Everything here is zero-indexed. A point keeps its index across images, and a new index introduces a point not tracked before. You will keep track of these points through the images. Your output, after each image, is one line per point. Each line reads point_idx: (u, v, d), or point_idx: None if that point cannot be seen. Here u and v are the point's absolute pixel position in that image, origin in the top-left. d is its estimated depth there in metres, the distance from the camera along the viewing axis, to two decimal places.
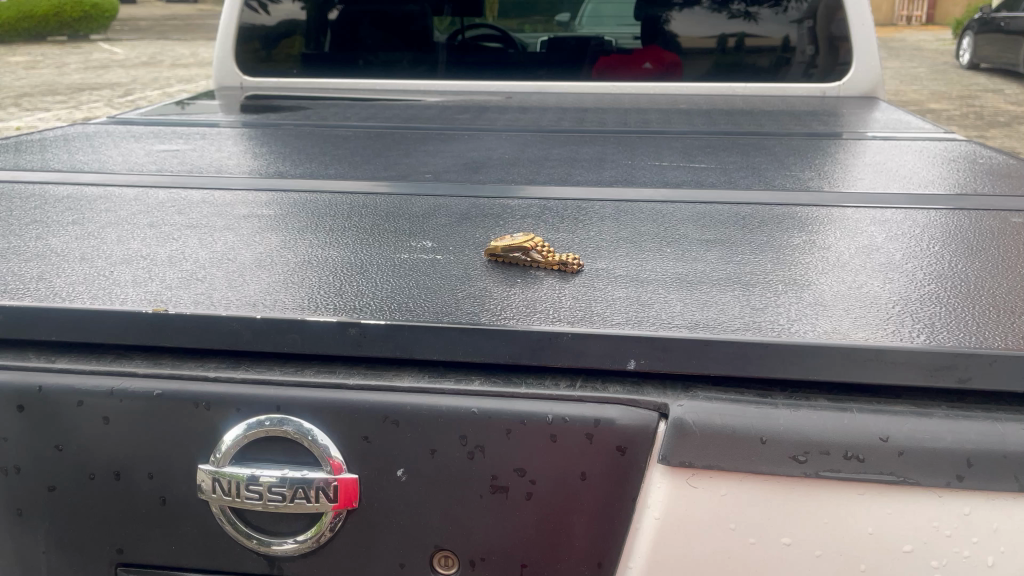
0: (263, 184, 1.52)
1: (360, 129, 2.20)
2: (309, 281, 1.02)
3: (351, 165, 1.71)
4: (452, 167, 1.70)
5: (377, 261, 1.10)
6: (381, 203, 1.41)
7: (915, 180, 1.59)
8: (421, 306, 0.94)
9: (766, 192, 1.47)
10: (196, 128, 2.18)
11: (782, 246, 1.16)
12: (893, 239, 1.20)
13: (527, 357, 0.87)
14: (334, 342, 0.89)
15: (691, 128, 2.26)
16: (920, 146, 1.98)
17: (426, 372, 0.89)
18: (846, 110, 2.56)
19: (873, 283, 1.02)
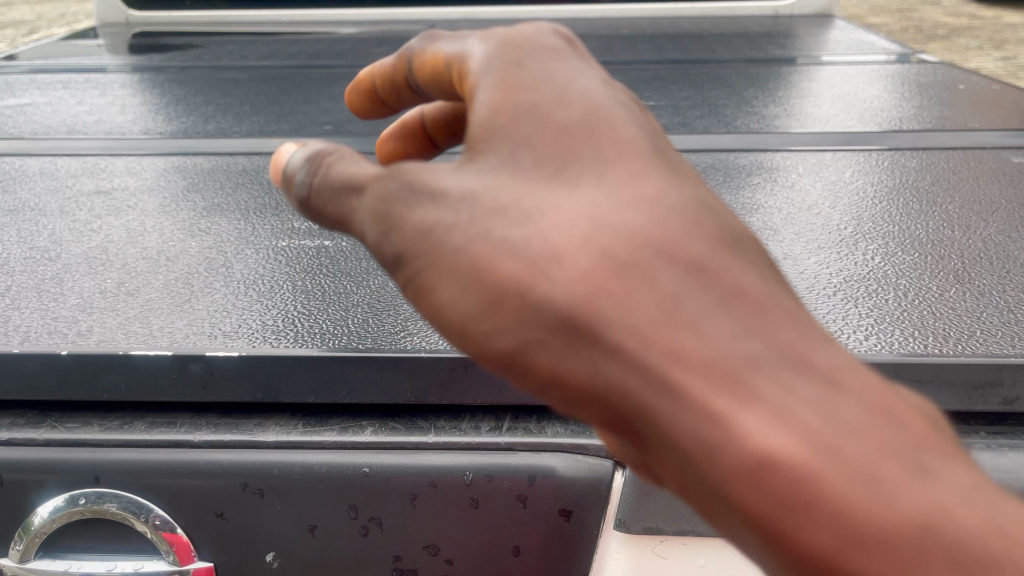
0: (122, 149, 1.24)
1: (258, 69, 1.92)
2: (148, 293, 0.77)
3: (238, 117, 1.44)
4: (358, 114, 1.44)
5: (247, 254, 0.86)
6: (266, 166, 1.15)
7: (893, 113, 1.39)
8: (293, 325, 0.70)
9: (727, 136, 1.25)
10: (62, 75, 1.87)
11: (754, 209, 0.94)
12: (886, 192, 0.99)
13: (436, 394, 0.65)
14: (172, 383, 0.66)
15: (635, 56, 2.02)
16: (888, 71, 1.78)
17: (302, 417, 0.67)
18: (802, 30, 2.34)
19: (875, 258, 0.81)
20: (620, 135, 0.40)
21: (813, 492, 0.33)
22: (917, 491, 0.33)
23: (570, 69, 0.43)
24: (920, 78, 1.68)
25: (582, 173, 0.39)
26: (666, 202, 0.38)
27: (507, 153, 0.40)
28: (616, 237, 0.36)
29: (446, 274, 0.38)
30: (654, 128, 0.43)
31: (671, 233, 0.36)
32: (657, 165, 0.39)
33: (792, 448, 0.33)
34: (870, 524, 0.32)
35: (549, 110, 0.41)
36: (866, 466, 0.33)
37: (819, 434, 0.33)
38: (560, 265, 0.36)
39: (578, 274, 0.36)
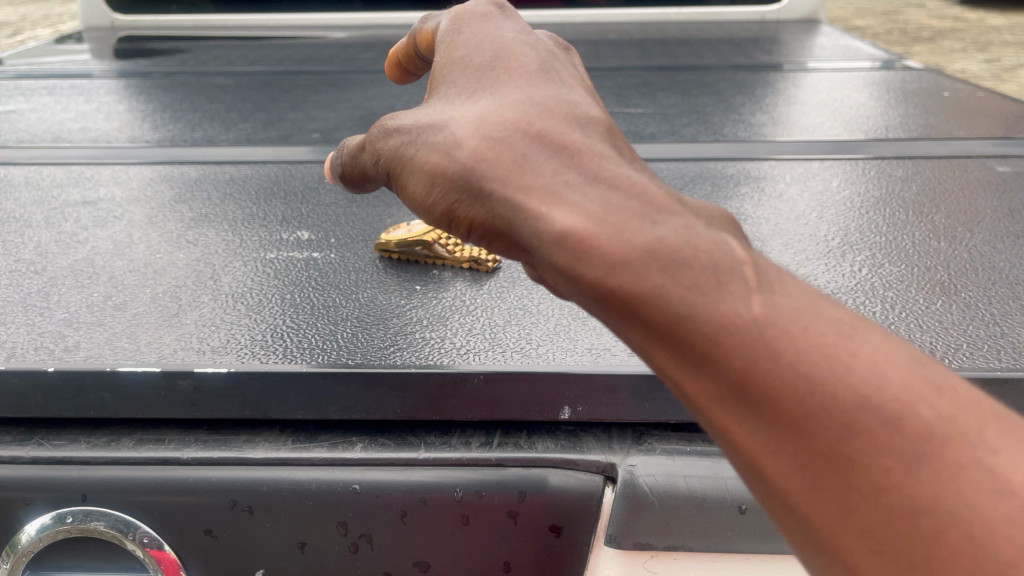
0: (108, 157, 1.24)
1: (245, 75, 1.91)
2: (136, 307, 0.77)
3: (225, 124, 1.44)
4: (346, 122, 1.44)
5: (235, 266, 0.85)
6: (254, 175, 1.14)
7: (879, 121, 1.40)
8: (282, 340, 0.70)
9: (715, 145, 1.26)
10: (46, 81, 1.86)
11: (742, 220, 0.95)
12: (873, 201, 1.00)
13: (426, 410, 0.65)
14: (160, 399, 0.65)
15: (623, 62, 2.03)
16: (874, 77, 1.79)
17: (291, 433, 0.66)
18: (789, 35, 2.35)
19: (862, 269, 0.81)
20: (523, 62, 0.52)
21: (665, 291, 0.39)
22: (760, 289, 0.38)
23: (493, 27, 0.56)
24: (905, 85, 1.69)
25: (492, 85, 0.50)
26: (554, 100, 0.49)
27: (444, 85, 0.53)
28: (511, 125, 0.46)
29: (409, 169, 0.50)
30: (563, 62, 0.54)
31: (547, 122, 0.46)
32: (554, 79, 0.51)
33: (647, 258, 0.39)
34: (713, 313, 0.38)
35: (472, 56, 0.53)
36: (706, 267, 0.39)
37: (665, 245, 0.39)
38: (478, 147, 0.46)
39: (488, 151, 0.46)
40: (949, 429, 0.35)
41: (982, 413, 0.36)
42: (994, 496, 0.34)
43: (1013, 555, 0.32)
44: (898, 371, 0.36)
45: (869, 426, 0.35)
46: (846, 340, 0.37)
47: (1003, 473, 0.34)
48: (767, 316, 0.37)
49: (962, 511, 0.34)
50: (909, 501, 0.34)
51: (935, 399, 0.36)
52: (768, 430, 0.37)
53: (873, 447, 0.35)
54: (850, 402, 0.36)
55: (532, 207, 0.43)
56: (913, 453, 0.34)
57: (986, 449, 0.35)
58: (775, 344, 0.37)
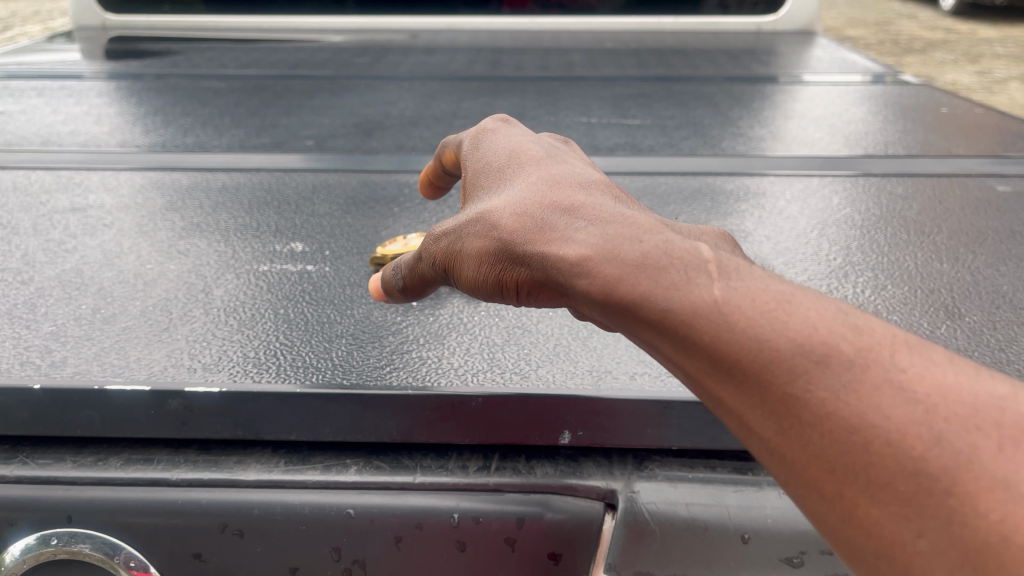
0: (97, 162, 1.22)
1: (238, 79, 1.89)
2: (126, 320, 0.75)
3: (217, 130, 1.42)
4: (341, 129, 1.43)
5: (228, 278, 0.84)
6: (247, 183, 1.13)
7: (878, 137, 1.40)
8: (275, 357, 0.68)
9: (713, 159, 1.25)
10: (36, 82, 1.83)
11: (743, 238, 0.94)
12: (874, 220, 0.99)
13: (423, 433, 0.63)
14: (149, 419, 0.64)
15: (620, 71, 2.02)
16: (871, 92, 1.79)
17: (284, 454, 0.65)
18: (785, 47, 2.35)
19: (865, 292, 0.80)
20: (536, 159, 0.65)
21: (652, 291, 0.49)
22: (720, 278, 0.49)
23: (509, 143, 0.70)
24: (903, 100, 1.68)
25: (515, 177, 0.63)
26: (563, 178, 0.61)
27: (480, 190, 0.66)
28: (535, 202, 0.58)
29: (458, 255, 0.61)
30: (568, 157, 0.68)
31: (560, 193, 0.59)
32: (562, 167, 0.64)
33: (634, 267, 0.51)
34: (686, 300, 0.48)
35: (493, 162, 0.68)
36: (682, 271, 0.50)
37: (647, 256, 0.51)
38: (508, 220, 0.58)
39: (518, 224, 0.58)
40: (867, 358, 0.45)
41: (892, 342, 0.46)
42: (906, 406, 0.43)
43: (924, 451, 0.42)
44: (824, 323, 0.46)
45: (804, 366, 0.45)
46: (785, 308, 0.47)
47: (916, 385, 0.44)
48: (725, 300, 0.48)
49: (880, 420, 0.43)
50: (848, 425, 0.43)
51: (854, 338, 0.46)
52: (741, 390, 0.46)
53: (813, 384, 0.44)
54: (788, 351, 0.45)
55: (550, 249, 0.55)
56: (845, 384, 0.44)
57: (898, 368, 0.44)
58: (734, 318, 0.47)
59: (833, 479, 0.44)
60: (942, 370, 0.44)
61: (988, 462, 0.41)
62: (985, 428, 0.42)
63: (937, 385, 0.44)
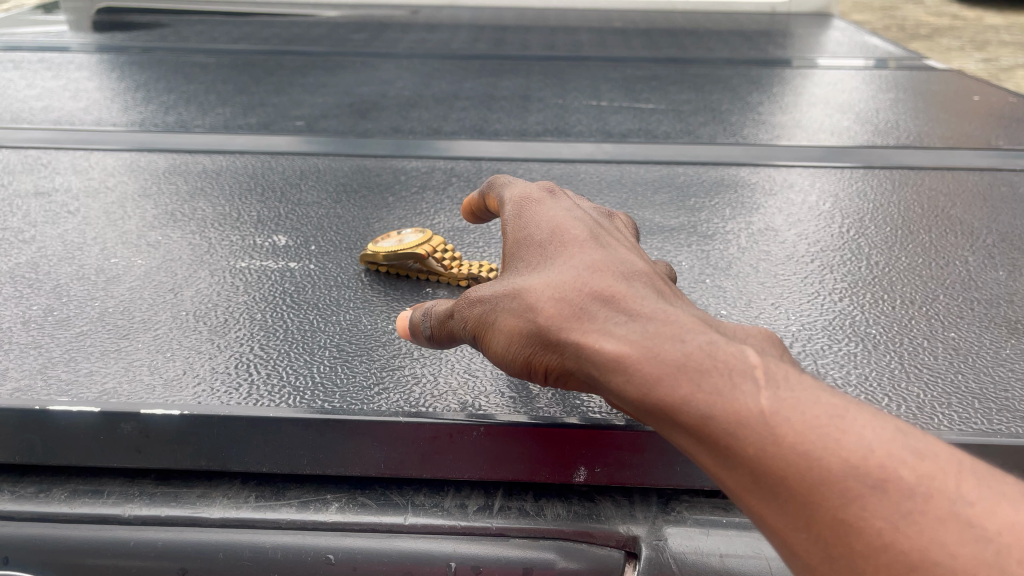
0: (68, 142, 1.13)
1: (227, 54, 1.80)
2: (80, 325, 0.66)
3: (201, 107, 1.33)
4: (333, 109, 1.34)
5: (200, 277, 0.75)
6: (229, 168, 1.04)
7: (908, 124, 1.31)
8: (248, 374, 0.59)
9: (734, 148, 1.16)
10: (13, 54, 1.74)
11: (773, 239, 0.85)
12: (916, 217, 0.91)
13: (416, 466, 0.55)
14: (100, 444, 0.55)
15: (630, 51, 1.93)
16: (895, 77, 1.69)
17: (254, 488, 0.56)
18: (801, 29, 2.26)
19: (916, 301, 0.72)
20: (581, 233, 0.53)
21: (691, 395, 0.40)
22: (769, 382, 0.40)
23: (550, 206, 0.58)
24: (929, 87, 1.59)
25: (552, 248, 0.53)
26: (608, 261, 0.50)
27: (512, 258, 0.54)
28: (573, 282, 0.48)
29: (491, 327, 0.50)
30: (613, 231, 0.56)
31: (596, 271, 0.49)
32: (606, 246, 0.53)
33: (674, 368, 0.42)
34: (729, 408, 0.39)
35: (533, 224, 0.56)
36: (727, 373, 0.41)
37: (688, 356, 0.42)
38: (543, 301, 0.48)
39: (552, 309, 0.47)
40: (931, 487, 0.36)
41: (959, 467, 0.37)
42: (975, 544, 0.34)
43: None
44: (887, 443, 0.37)
45: (860, 492, 0.36)
46: (842, 425, 0.38)
47: (985, 522, 0.35)
48: (776, 411, 0.39)
49: (945, 560, 0.34)
50: (905, 563, 0.35)
51: (917, 463, 0.37)
52: (788, 511, 0.38)
53: (867, 511, 0.36)
54: (842, 473, 0.37)
55: (583, 339, 0.46)
56: (906, 514, 0.35)
57: (966, 501, 0.36)
58: (786, 435, 0.38)
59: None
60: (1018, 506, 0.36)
61: None
62: None
63: (1011, 523, 0.35)
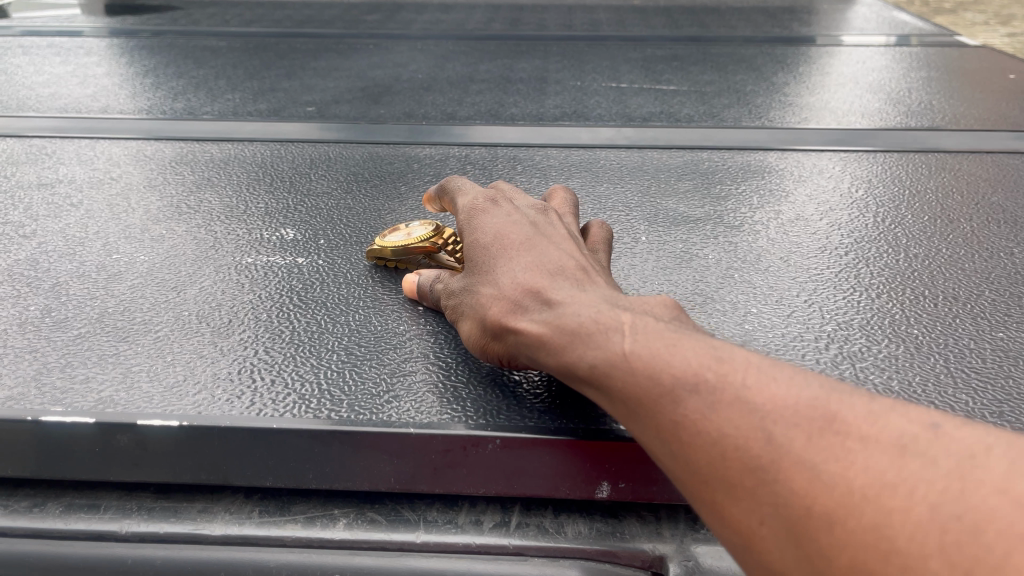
0: (74, 130, 1.10)
1: (238, 37, 1.76)
2: (79, 326, 0.63)
3: (210, 93, 1.30)
4: (346, 93, 1.30)
5: (204, 274, 0.72)
6: (237, 156, 1.01)
7: (942, 104, 1.25)
8: (252, 380, 0.56)
9: (760, 132, 1.11)
10: (21, 39, 1.71)
11: (805, 227, 0.81)
12: (954, 204, 0.86)
13: (428, 480, 0.52)
14: (96, 456, 0.52)
15: (649, 30, 1.87)
16: (925, 55, 1.63)
17: (259, 502, 0.53)
18: (826, 5, 2.19)
19: (959, 296, 0.68)
20: (519, 237, 0.56)
21: (578, 351, 0.46)
22: (630, 329, 0.46)
23: (494, 209, 0.60)
24: (961, 65, 1.53)
25: (485, 232, 0.58)
26: (539, 258, 0.54)
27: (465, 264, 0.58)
28: (501, 264, 0.54)
29: (461, 321, 0.56)
30: (549, 224, 0.59)
31: (514, 250, 0.55)
32: (536, 227, 0.57)
33: (568, 333, 0.47)
34: (598, 353, 0.45)
35: (475, 212, 0.61)
36: (597, 326, 0.47)
37: (579, 320, 0.47)
38: (487, 300, 0.53)
39: (488, 298, 0.53)
40: (725, 381, 0.41)
41: (751, 364, 0.42)
42: (748, 415, 0.40)
43: (765, 453, 0.38)
44: (701, 357, 0.43)
45: (680, 395, 0.42)
46: (673, 349, 0.44)
47: (757, 396, 0.40)
48: (633, 348, 0.44)
49: (729, 430, 0.40)
50: (704, 441, 0.40)
51: (718, 365, 0.42)
52: (639, 425, 0.44)
53: (684, 409, 0.41)
54: (668, 384, 0.42)
55: (502, 315, 0.51)
56: (708, 402, 0.41)
57: (746, 384, 0.41)
58: (636, 365, 0.43)
59: (709, 494, 0.40)
60: (787, 382, 0.41)
61: (808, 452, 0.37)
62: (806, 425, 0.38)
63: (776, 396, 0.40)
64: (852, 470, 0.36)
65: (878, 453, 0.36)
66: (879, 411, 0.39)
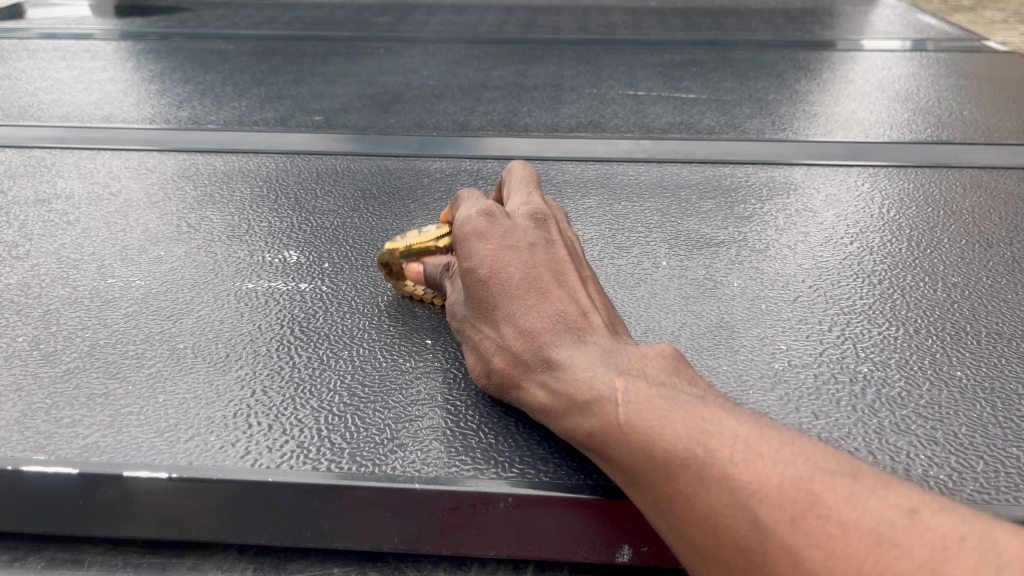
0: (75, 140, 1.07)
1: (248, 39, 1.73)
2: (68, 360, 0.60)
3: (215, 100, 1.26)
4: (355, 101, 1.26)
5: (202, 301, 0.68)
6: (242, 170, 0.97)
7: (972, 115, 1.21)
8: (246, 426, 0.53)
9: (784, 145, 1.07)
10: (27, 41, 1.68)
11: (834, 252, 0.77)
12: (991, 225, 0.82)
13: (434, 539, 0.48)
14: (79, 507, 0.49)
15: (667, 33, 1.83)
16: (952, 61, 1.58)
17: (253, 559, 0.50)
18: (848, 7, 2.14)
19: (1003, 333, 0.63)
20: (519, 273, 0.52)
21: (579, 421, 0.44)
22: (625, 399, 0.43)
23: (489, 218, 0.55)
24: (989, 72, 1.48)
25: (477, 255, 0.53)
26: (539, 306, 0.50)
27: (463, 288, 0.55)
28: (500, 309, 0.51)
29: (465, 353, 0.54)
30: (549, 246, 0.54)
31: (511, 291, 0.51)
32: (534, 253, 0.53)
33: (570, 402, 0.45)
34: (596, 422, 0.43)
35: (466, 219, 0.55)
36: (597, 392, 0.44)
37: (579, 388, 0.45)
38: (491, 353, 0.51)
39: (493, 351, 0.51)
40: (713, 457, 0.38)
41: (739, 435, 0.39)
42: (733, 500, 0.37)
43: (753, 542, 0.36)
44: (693, 428, 0.40)
45: (671, 471, 0.39)
46: (665, 420, 0.41)
47: (743, 474, 0.37)
48: (629, 417, 0.42)
49: (716, 513, 0.37)
50: (696, 519, 0.38)
51: (706, 439, 0.39)
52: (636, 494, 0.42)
53: (675, 486, 0.39)
54: (659, 458, 0.40)
55: (511, 373, 0.50)
56: (697, 483, 0.38)
57: (733, 460, 0.38)
58: (630, 438, 0.41)
59: (705, 566, 0.39)
60: (775, 459, 0.38)
61: (796, 545, 0.35)
62: (792, 515, 0.36)
63: (763, 473, 0.37)
64: (830, 560, 0.34)
65: (856, 543, 0.34)
66: (859, 494, 0.36)
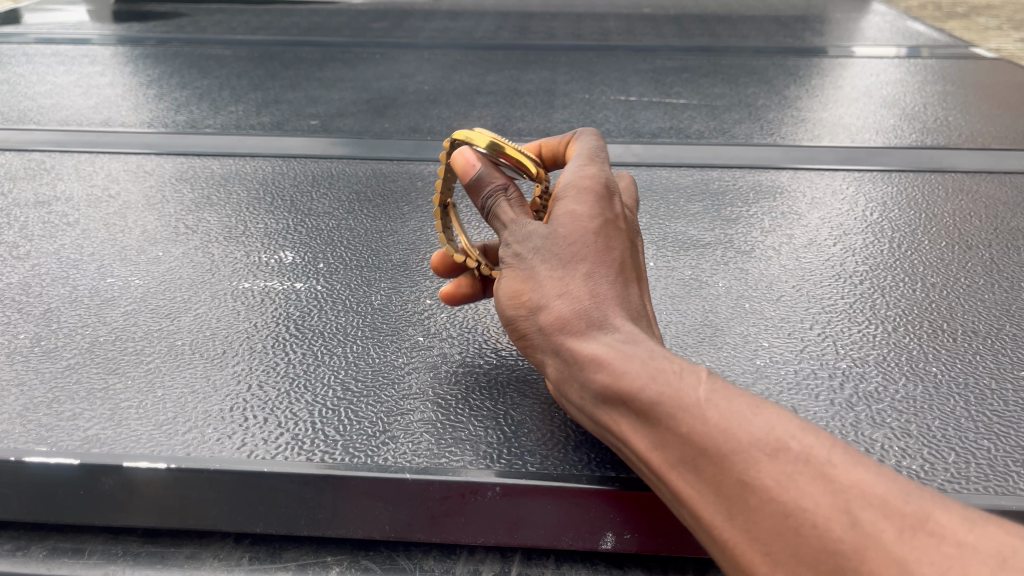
0: (74, 143, 1.08)
1: (245, 45, 1.75)
2: (69, 357, 0.62)
3: (212, 105, 1.28)
4: (350, 106, 1.28)
5: (199, 300, 0.70)
6: (239, 173, 0.99)
7: (958, 120, 1.23)
8: (243, 420, 0.54)
9: (772, 150, 1.09)
10: (26, 46, 1.70)
11: (817, 253, 0.79)
12: (971, 228, 0.84)
13: (425, 528, 0.50)
14: (80, 497, 0.50)
15: (660, 39, 1.85)
16: (939, 68, 1.61)
17: (249, 548, 0.52)
18: (838, 14, 2.17)
19: (980, 331, 0.65)
20: (616, 254, 0.51)
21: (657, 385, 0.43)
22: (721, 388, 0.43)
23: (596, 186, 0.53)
24: (976, 78, 1.51)
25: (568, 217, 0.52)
26: (619, 292, 0.50)
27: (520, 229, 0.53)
28: (576, 273, 0.50)
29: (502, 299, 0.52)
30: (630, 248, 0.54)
31: (599, 263, 0.50)
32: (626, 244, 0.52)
33: (651, 370, 0.44)
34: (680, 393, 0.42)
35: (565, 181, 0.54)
36: (688, 377, 0.44)
37: (664, 366, 0.44)
38: (553, 307, 0.49)
39: (557, 307, 0.49)
40: (812, 457, 0.38)
41: (836, 445, 0.39)
42: (830, 496, 0.37)
43: (842, 541, 0.36)
44: (792, 428, 0.40)
45: (760, 458, 0.39)
46: (761, 414, 0.41)
47: (845, 478, 0.37)
48: (715, 401, 0.41)
49: (806, 506, 0.37)
50: (780, 504, 0.37)
51: (805, 440, 0.39)
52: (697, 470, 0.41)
53: (760, 472, 0.38)
54: (752, 442, 0.39)
55: (573, 331, 0.48)
56: (791, 474, 0.38)
57: (832, 463, 0.38)
58: (717, 418, 0.41)
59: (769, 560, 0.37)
60: (876, 473, 0.38)
61: (895, 550, 0.35)
62: (895, 524, 0.35)
63: (864, 481, 0.37)
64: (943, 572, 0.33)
65: (971, 563, 0.34)
66: (971, 520, 0.36)
